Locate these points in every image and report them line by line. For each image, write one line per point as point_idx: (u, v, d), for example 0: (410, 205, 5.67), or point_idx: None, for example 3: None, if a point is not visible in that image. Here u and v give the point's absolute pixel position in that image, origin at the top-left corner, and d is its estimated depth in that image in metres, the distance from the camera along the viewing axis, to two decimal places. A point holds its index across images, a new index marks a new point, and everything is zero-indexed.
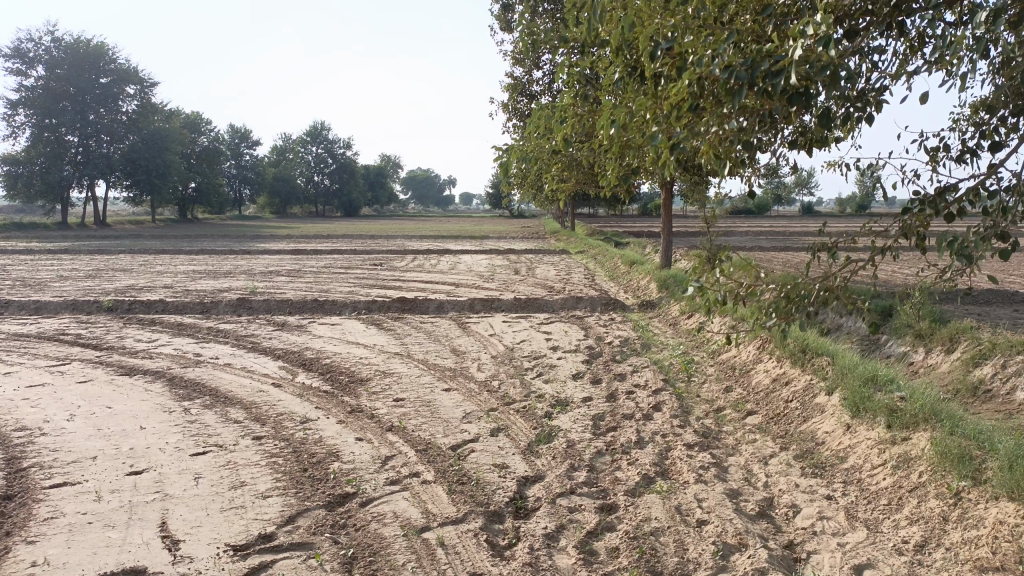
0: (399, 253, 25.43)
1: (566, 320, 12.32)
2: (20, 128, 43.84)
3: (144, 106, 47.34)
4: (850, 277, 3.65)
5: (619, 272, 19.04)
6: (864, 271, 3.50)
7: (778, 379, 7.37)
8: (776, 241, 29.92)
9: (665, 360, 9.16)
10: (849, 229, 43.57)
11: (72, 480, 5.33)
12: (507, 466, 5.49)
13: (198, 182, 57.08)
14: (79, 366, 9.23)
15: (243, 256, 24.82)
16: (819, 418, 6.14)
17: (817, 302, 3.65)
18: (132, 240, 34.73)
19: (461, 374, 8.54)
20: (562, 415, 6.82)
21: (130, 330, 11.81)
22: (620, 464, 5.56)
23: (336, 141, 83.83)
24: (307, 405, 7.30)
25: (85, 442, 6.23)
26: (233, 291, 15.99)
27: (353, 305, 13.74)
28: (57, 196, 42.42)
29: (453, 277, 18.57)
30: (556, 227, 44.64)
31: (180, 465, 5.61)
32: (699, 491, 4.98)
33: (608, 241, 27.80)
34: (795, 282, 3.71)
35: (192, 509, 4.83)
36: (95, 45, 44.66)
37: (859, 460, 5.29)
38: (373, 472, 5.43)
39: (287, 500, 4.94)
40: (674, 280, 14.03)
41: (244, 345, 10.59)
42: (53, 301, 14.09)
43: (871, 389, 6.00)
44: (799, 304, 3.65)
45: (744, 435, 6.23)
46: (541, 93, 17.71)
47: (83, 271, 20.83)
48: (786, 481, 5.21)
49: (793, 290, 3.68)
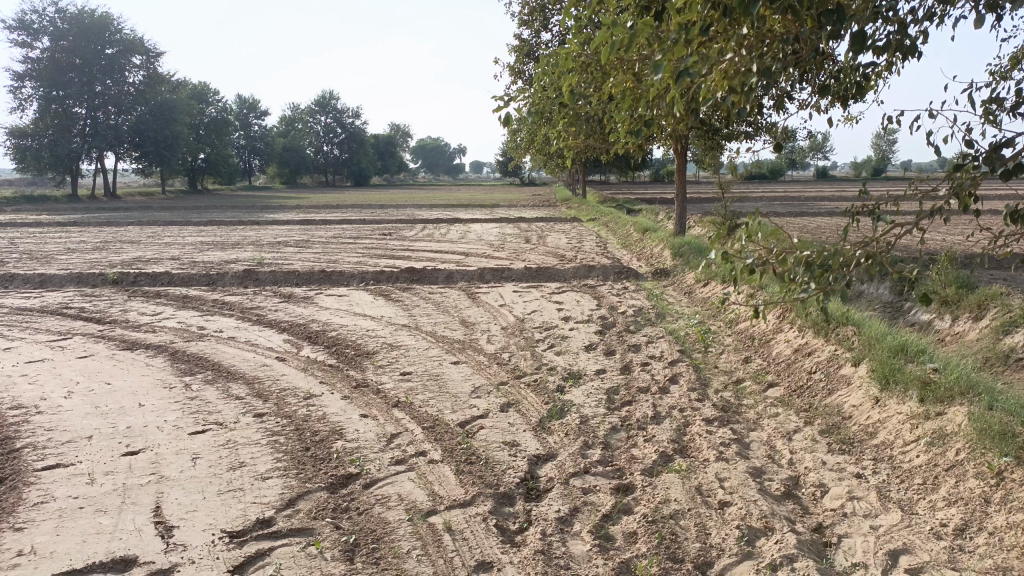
0: (409, 223, 25.12)
1: (578, 289, 12.03)
2: (28, 100, 43.53)
3: (150, 77, 46.88)
4: (894, 243, 3.27)
5: (632, 240, 18.67)
6: (910, 236, 3.11)
7: (800, 349, 7.07)
8: (791, 207, 29.45)
9: (681, 331, 8.86)
10: (867, 193, 42.83)
11: (65, 462, 5.12)
12: (517, 444, 5.24)
13: (207, 153, 56.74)
14: (81, 341, 9.03)
15: (251, 227, 24.56)
16: (845, 391, 5.86)
17: (857, 270, 3.28)
18: (141, 211, 34.56)
19: (470, 346, 8.27)
20: (575, 389, 6.56)
21: (135, 303, 11.60)
22: (636, 440, 5.30)
23: (344, 110, 83.14)
24: (311, 380, 7.06)
25: (81, 420, 6.02)
26: (241, 262, 15.75)
27: (361, 276, 13.47)
28: (67, 168, 42.20)
29: (462, 246, 18.26)
30: (567, 195, 44.14)
31: (178, 445, 5.40)
32: (721, 470, 4.72)
33: (620, 208, 27.35)
34: (833, 249, 3.30)
35: (188, 492, 4.62)
36: (100, 14, 44.03)
37: (889, 436, 5.02)
38: (378, 451, 5.19)
39: (287, 482, 4.71)
40: (690, 248, 13.68)
41: (249, 318, 10.36)
42: (58, 274, 13.90)
43: (901, 360, 5.69)
44: (835, 274, 3.28)
45: (766, 409, 5.96)
46: (549, 55, 17.22)
47: (90, 243, 20.64)
48: (812, 459, 4.95)
49: (829, 258, 3.28)
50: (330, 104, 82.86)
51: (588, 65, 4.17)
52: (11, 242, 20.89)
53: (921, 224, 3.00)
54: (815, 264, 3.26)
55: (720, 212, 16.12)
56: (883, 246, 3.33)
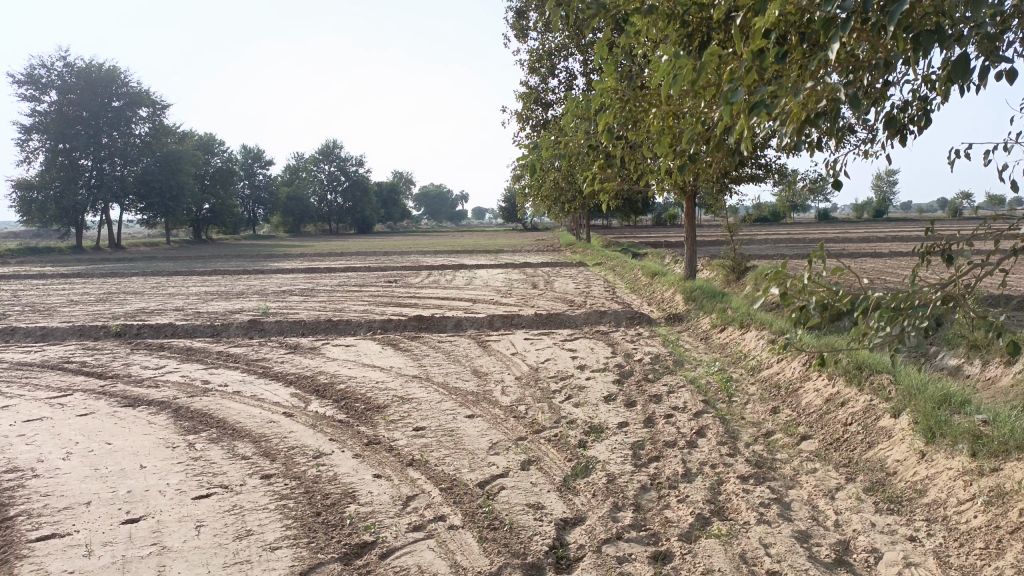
0: (415, 269, 24.96)
1: (591, 336, 11.75)
2: (34, 153, 43.86)
3: (156, 128, 47.33)
4: (976, 285, 3.11)
5: (640, 283, 18.45)
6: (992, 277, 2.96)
7: (831, 399, 6.75)
8: (796, 248, 29.40)
9: (702, 379, 8.55)
10: (872, 233, 42.70)
11: (61, 532, 4.80)
12: (542, 506, 4.92)
13: (212, 203, 57.06)
14: (82, 398, 8.73)
15: (256, 276, 24.37)
16: (887, 444, 5.56)
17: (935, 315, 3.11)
18: (145, 262, 34.51)
19: (485, 398, 7.96)
20: (598, 444, 6.24)
21: (137, 356, 11.32)
22: (668, 501, 4.98)
23: (348, 159, 83.93)
24: (321, 437, 6.75)
25: (79, 484, 5.71)
26: (245, 312, 15.52)
27: (368, 325, 13.21)
28: (72, 220, 42.34)
29: (470, 293, 18.04)
30: (570, 239, 44.16)
31: (181, 511, 5.08)
32: (764, 535, 4.41)
33: (625, 252, 27.23)
34: (909, 291, 3.14)
35: (192, 564, 4.30)
36: (107, 68, 44.61)
37: (941, 494, 4.70)
38: (394, 516, 4.87)
39: (298, 553, 4.38)
40: (703, 292, 13.44)
41: (254, 370, 10.08)
42: (60, 327, 13.65)
43: (945, 411, 5.40)
44: (912, 319, 3.10)
45: (802, 464, 5.66)
46: (556, 101, 17.25)
47: (94, 294, 20.46)
48: (860, 520, 4.65)
49: (904, 300, 3.11)
50: (334, 153, 83.71)
51: (630, 99, 3.99)
52: (15, 294, 20.70)
53: (1005, 264, 2.88)
54: (890, 307, 3.09)
55: (730, 255, 15.89)
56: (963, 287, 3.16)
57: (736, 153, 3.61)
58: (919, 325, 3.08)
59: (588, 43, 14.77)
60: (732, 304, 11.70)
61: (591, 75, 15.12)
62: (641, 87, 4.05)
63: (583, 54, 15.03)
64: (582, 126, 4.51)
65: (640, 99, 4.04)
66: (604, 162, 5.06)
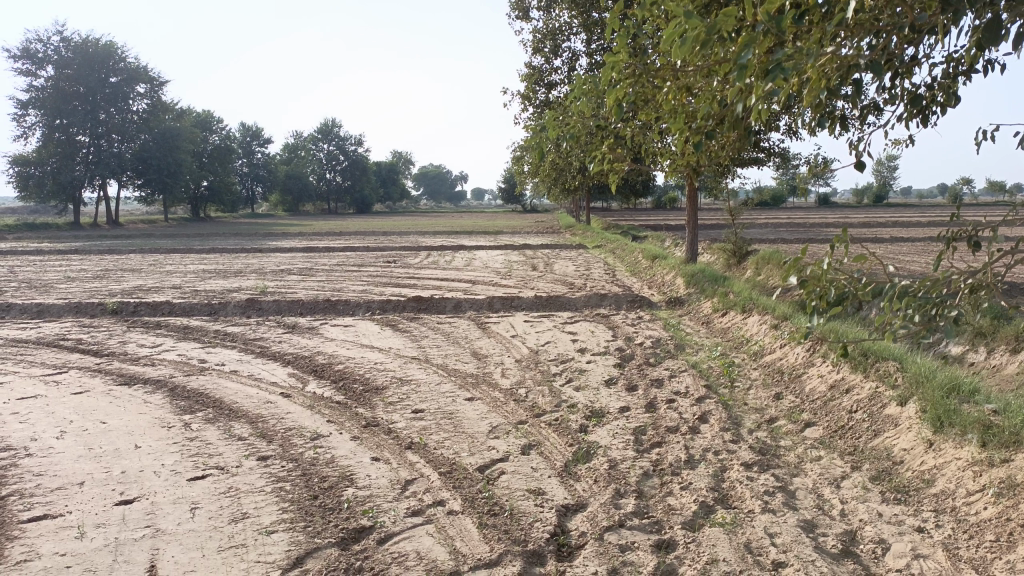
0: (414, 250, 24.81)
1: (591, 319, 11.64)
2: (32, 129, 43.51)
3: (154, 104, 46.90)
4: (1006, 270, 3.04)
5: (641, 266, 18.34)
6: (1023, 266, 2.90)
7: (836, 386, 6.67)
8: (797, 234, 29.29)
9: (703, 363, 8.45)
10: (874, 219, 42.53)
11: (53, 513, 4.71)
12: (543, 492, 4.83)
13: (210, 180, 56.73)
14: (76, 375, 8.63)
15: (254, 255, 24.23)
16: (894, 433, 5.50)
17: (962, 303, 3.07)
18: (142, 239, 34.28)
19: (484, 381, 7.86)
20: (599, 429, 6.16)
21: (133, 334, 11.20)
22: (671, 488, 4.90)
23: (347, 138, 83.45)
24: (318, 419, 6.66)
25: (72, 464, 5.62)
26: (243, 291, 15.40)
27: (367, 305, 13.10)
28: (69, 196, 42.05)
29: (469, 274, 17.91)
30: (570, 221, 44.03)
31: (175, 493, 5.00)
32: (769, 525, 4.35)
33: (625, 235, 27.08)
34: (936, 278, 3.08)
35: (186, 548, 4.22)
36: (104, 43, 44.09)
37: (949, 484, 4.65)
38: (392, 500, 4.79)
39: (294, 537, 4.30)
40: (704, 275, 13.32)
41: (252, 350, 9.97)
42: (56, 304, 13.52)
43: (954, 400, 5.34)
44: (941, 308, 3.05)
45: (807, 452, 5.59)
46: (559, 81, 17.07)
47: (91, 271, 20.31)
48: (867, 510, 4.59)
49: (933, 289, 3.05)
50: (333, 132, 83.24)
51: (641, 72, 3.91)
52: (11, 270, 20.55)
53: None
54: (921, 295, 3.04)
55: (731, 239, 15.75)
56: (991, 273, 3.10)
57: (750, 128, 3.51)
58: (947, 315, 3.01)
59: (594, 21, 14.64)
60: (734, 288, 11.60)
61: (596, 54, 14.96)
62: (651, 61, 3.97)
63: (589, 32, 14.87)
64: (591, 104, 4.44)
65: (651, 73, 3.93)
66: (614, 143, 5.00)
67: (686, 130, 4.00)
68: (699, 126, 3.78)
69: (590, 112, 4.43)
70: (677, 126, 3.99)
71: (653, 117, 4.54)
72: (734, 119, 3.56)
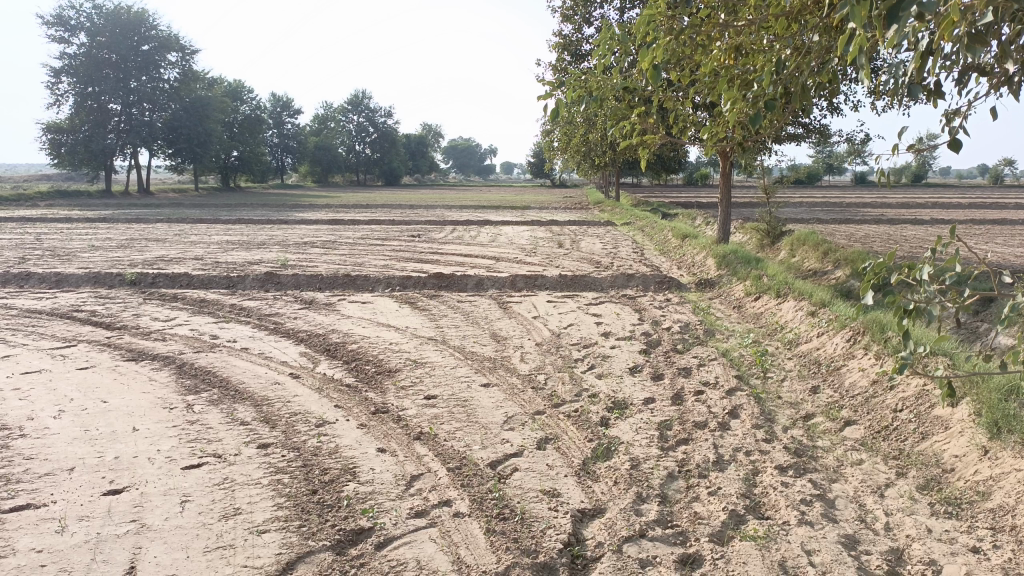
0: (440, 224, 24.47)
1: (617, 301, 11.18)
2: (64, 96, 43.67)
3: (184, 74, 46.96)
4: None
5: (670, 245, 17.78)
6: None
7: (878, 382, 6.21)
8: (833, 213, 28.51)
9: (734, 351, 7.99)
10: (911, 199, 41.29)
11: (37, 502, 4.44)
12: (558, 494, 4.45)
13: (240, 150, 56.81)
14: (84, 350, 8.40)
15: (280, 226, 24.00)
16: (943, 437, 5.06)
17: None
18: (172, 209, 34.13)
19: (502, 366, 7.49)
20: (621, 422, 5.76)
21: (148, 307, 10.98)
22: (697, 493, 4.50)
23: (377, 110, 83.23)
24: (325, 403, 6.33)
25: (66, 448, 5.35)
26: (264, 263, 15.16)
27: (386, 282, 12.75)
28: (102, 164, 42.07)
29: (493, 250, 17.48)
30: (598, 197, 43.30)
31: (167, 483, 4.71)
32: (806, 540, 3.94)
33: (656, 212, 26.53)
34: None
35: (171, 547, 3.92)
36: (136, 11, 43.98)
37: (1008, 499, 4.20)
38: (395, 498, 4.45)
39: (286, 539, 3.97)
40: (736, 257, 12.80)
41: (266, 326, 9.70)
42: (75, 275, 13.37)
43: (1014, 403, 4.86)
44: None
45: (847, 455, 5.17)
46: (589, 52, 16.55)
47: (115, 240, 20.22)
48: (915, 525, 4.18)
49: None
50: (363, 103, 83.06)
51: (680, 30, 3.52)
52: (36, 238, 20.51)
53: None
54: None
55: (765, 218, 15.11)
56: None
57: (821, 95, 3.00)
58: None
59: None
60: (768, 271, 11.07)
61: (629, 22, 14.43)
62: (694, 17, 3.62)
63: None
64: (617, 64, 4.09)
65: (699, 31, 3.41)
66: (640, 109, 4.68)
67: (738, 99, 3.62)
68: (755, 93, 3.34)
69: (614, 74, 4.07)
70: (726, 94, 3.64)
71: (689, 85, 4.22)
72: (804, 86, 3.16)
